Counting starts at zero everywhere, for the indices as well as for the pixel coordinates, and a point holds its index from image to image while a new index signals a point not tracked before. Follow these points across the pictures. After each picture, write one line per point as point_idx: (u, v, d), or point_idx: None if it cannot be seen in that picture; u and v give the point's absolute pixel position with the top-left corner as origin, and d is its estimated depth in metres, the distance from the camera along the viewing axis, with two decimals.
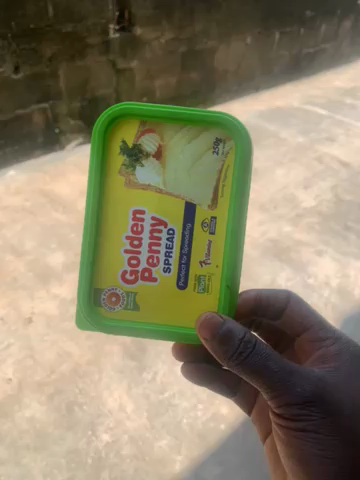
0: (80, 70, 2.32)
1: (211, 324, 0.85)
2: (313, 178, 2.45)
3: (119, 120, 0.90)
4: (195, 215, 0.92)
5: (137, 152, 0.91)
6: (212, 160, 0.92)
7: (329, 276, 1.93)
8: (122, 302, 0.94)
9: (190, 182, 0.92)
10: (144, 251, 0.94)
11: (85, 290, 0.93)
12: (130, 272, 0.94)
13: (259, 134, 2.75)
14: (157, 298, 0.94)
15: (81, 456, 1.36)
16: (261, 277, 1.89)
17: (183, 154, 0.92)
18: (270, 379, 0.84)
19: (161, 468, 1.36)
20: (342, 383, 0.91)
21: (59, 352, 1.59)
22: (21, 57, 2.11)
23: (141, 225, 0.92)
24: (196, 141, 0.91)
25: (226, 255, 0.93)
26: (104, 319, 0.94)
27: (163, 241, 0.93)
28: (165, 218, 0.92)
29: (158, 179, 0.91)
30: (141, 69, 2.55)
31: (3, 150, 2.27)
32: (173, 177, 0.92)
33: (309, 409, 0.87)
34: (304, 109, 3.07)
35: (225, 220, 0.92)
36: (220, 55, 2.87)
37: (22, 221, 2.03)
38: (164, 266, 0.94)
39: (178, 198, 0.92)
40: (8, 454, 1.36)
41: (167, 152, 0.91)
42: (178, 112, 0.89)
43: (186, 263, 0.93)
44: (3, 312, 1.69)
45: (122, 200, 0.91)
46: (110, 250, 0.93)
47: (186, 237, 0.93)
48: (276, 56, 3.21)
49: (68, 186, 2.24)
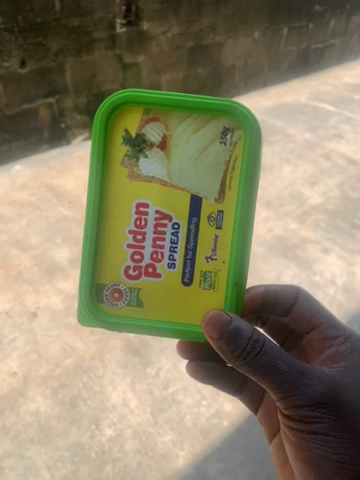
0: (87, 65, 2.31)
1: (218, 323, 0.85)
2: (320, 175, 2.43)
3: (122, 108, 0.89)
4: (201, 209, 0.92)
5: (140, 142, 0.90)
6: (218, 151, 0.91)
7: (335, 274, 1.93)
8: (125, 299, 0.94)
9: (195, 175, 0.91)
10: (148, 245, 0.94)
11: (87, 286, 0.93)
12: (133, 267, 0.94)
13: (266, 130, 2.73)
14: (161, 295, 0.94)
15: (85, 450, 1.37)
16: (266, 274, 1.88)
17: (189, 145, 0.91)
18: (278, 378, 0.84)
19: (164, 463, 1.37)
20: (353, 383, 0.90)
21: (64, 346, 1.60)
22: (28, 51, 2.11)
23: (145, 218, 0.92)
24: (202, 131, 0.91)
25: (232, 250, 0.92)
26: (107, 316, 0.94)
27: (168, 235, 0.93)
28: (170, 212, 0.92)
29: (162, 170, 0.91)
30: (149, 64, 2.54)
31: (9, 145, 2.27)
32: (178, 168, 0.91)
33: (320, 411, 0.86)
34: (312, 105, 3.04)
35: (232, 216, 0.92)
36: (226, 50, 2.85)
37: (27, 216, 2.04)
38: (169, 261, 0.94)
39: (183, 191, 0.91)
40: (12, 446, 1.37)
41: (171, 143, 0.91)
42: (184, 101, 0.88)
43: (192, 259, 0.93)
44: (8, 306, 1.70)
45: (125, 195, 0.91)
46: (113, 245, 0.93)
47: (191, 232, 0.93)
48: (284, 51, 3.19)
49: (74, 181, 2.24)
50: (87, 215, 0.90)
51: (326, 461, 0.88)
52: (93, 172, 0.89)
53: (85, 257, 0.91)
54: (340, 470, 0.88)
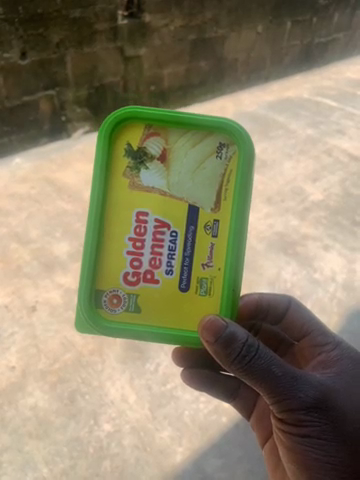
0: (88, 57, 2.29)
1: (213, 327, 0.83)
2: (321, 170, 2.42)
3: (126, 122, 0.90)
4: (198, 218, 0.92)
5: (142, 155, 0.91)
6: (215, 165, 0.92)
7: (335, 271, 1.92)
8: (124, 304, 0.93)
9: (193, 186, 0.92)
10: (147, 252, 0.92)
11: (86, 290, 0.91)
12: (132, 273, 0.92)
13: (268, 125, 2.72)
14: (159, 301, 0.93)
15: (83, 445, 1.37)
16: (266, 271, 1.87)
17: (187, 158, 0.92)
18: (272, 383, 0.83)
19: (162, 459, 1.37)
20: (345, 389, 0.90)
21: (63, 341, 1.60)
22: (28, 42, 2.09)
23: (144, 226, 0.91)
24: (199, 146, 0.92)
25: (228, 257, 0.92)
26: (105, 322, 0.92)
27: (166, 243, 0.92)
28: (169, 220, 0.92)
29: (162, 180, 0.91)
30: (150, 56, 2.51)
31: (9, 138, 2.25)
32: (177, 181, 0.91)
33: (313, 416, 0.86)
34: (315, 101, 3.03)
35: (227, 223, 0.92)
36: (229, 43, 2.82)
37: (27, 210, 2.03)
38: (166, 269, 0.92)
39: (181, 201, 0.91)
40: (10, 441, 1.37)
41: (171, 157, 0.91)
42: (185, 117, 0.90)
43: (189, 266, 0.92)
44: (7, 300, 1.69)
45: (125, 203, 0.91)
46: (113, 251, 0.91)
47: (188, 239, 0.92)
48: (287, 46, 3.15)
49: (74, 175, 2.23)
50: (88, 220, 0.89)
51: (318, 461, 0.88)
52: (95, 180, 0.89)
53: (85, 261, 0.90)
54: (333, 473, 0.87)
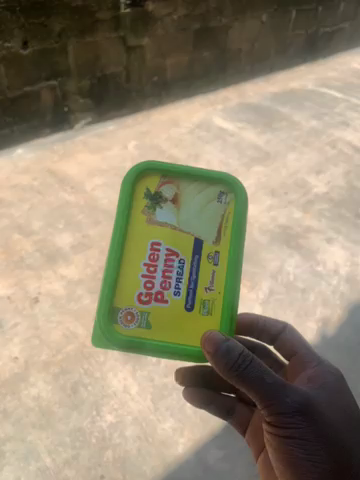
0: (90, 47, 2.26)
1: (215, 340, 0.90)
2: (325, 163, 2.41)
3: (146, 173, 1.09)
4: (202, 248, 1.07)
5: (158, 198, 1.08)
6: (216, 208, 1.10)
7: (338, 264, 1.92)
8: (138, 321, 1.02)
9: (198, 224, 1.08)
10: (158, 276, 1.04)
11: (105, 307, 1.00)
12: (145, 293, 1.03)
13: (272, 117, 2.70)
14: (168, 319, 1.03)
15: (86, 435, 1.38)
16: (269, 264, 1.87)
17: (193, 203, 1.10)
18: (265, 387, 0.87)
19: (164, 449, 1.39)
20: (328, 401, 0.95)
21: (66, 332, 1.60)
22: (30, 32, 2.05)
23: (157, 254, 1.05)
24: (203, 193, 1.11)
25: (226, 282, 1.06)
26: (121, 335, 1.00)
27: (175, 268, 1.05)
28: (178, 249, 1.06)
29: (173, 218, 1.07)
30: (153, 46, 2.48)
31: (11, 128, 2.24)
32: (186, 219, 1.08)
33: (302, 423, 0.90)
34: (319, 92, 3.00)
35: (224, 257, 1.07)
36: (233, 33, 2.76)
37: (30, 201, 2.02)
38: (175, 290, 1.04)
39: (188, 235, 1.07)
40: (13, 430, 1.38)
41: (181, 201, 1.09)
42: (193, 171, 1.10)
43: (194, 288, 1.05)
44: (10, 291, 1.69)
45: (143, 234, 1.05)
46: (130, 274, 1.03)
47: (193, 265, 1.06)
48: (292, 35, 3.09)
49: (76, 166, 2.23)
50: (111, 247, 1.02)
51: (302, 461, 0.91)
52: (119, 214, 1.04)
53: (106, 281, 1.01)
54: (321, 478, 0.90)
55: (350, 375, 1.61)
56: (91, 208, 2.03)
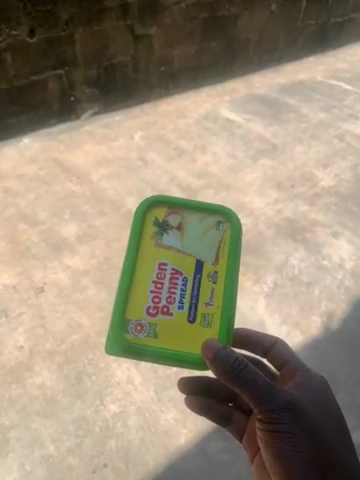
0: (97, 36, 2.24)
1: (213, 347, 0.94)
2: (333, 156, 2.38)
3: (154, 203, 1.12)
4: (203, 268, 1.09)
5: (164, 225, 1.11)
6: (216, 234, 1.13)
7: (344, 258, 1.91)
8: (146, 332, 1.01)
9: (200, 248, 1.10)
10: (164, 291, 1.05)
11: (117, 317, 1.01)
12: (153, 307, 1.03)
13: (280, 108, 2.67)
14: (174, 330, 1.02)
15: (89, 424, 1.40)
16: (274, 257, 1.86)
17: (195, 229, 1.12)
18: (255, 388, 0.89)
19: (167, 439, 1.40)
20: (320, 408, 0.97)
21: (70, 322, 1.61)
22: (37, 19, 2.04)
23: (164, 272, 1.06)
24: (204, 220, 1.14)
25: (224, 298, 1.06)
26: (129, 346, 0.99)
27: (180, 284, 1.06)
28: (182, 268, 1.07)
29: (178, 243, 1.10)
30: (160, 36, 2.45)
31: (17, 117, 2.23)
32: (189, 244, 1.10)
33: (293, 425, 0.92)
34: (328, 83, 2.97)
35: (224, 274, 1.08)
36: (242, 22, 2.73)
37: (36, 191, 2.03)
38: (179, 304, 1.05)
39: (190, 257, 1.09)
40: (18, 418, 1.40)
41: (185, 227, 1.12)
42: (196, 202, 1.14)
43: (195, 303, 1.05)
44: (15, 281, 1.71)
45: (151, 254, 1.07)
46: (139, 289, 1.04)
47: (195, 282, 1.07)
48: (302, 25, 3.05)
49: (83, 156, 2.22)
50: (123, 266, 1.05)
51: (293, 461, 0.92)
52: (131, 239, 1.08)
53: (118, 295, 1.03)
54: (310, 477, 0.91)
55: (352, 371, 1.61)
56: (96, 199, 2.02)
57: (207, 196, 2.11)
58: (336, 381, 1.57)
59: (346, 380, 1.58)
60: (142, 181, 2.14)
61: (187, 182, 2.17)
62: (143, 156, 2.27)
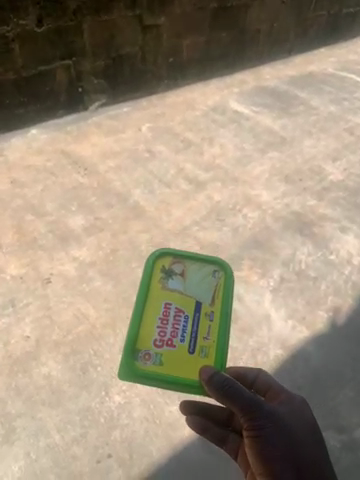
0: (105, 26, 2.23)
1: (208, 371, 1.02)
2: (342, 149, 2.36)
3: (161, 254, 1.28)
4: (201, 307, 1.20)
5: (169, 271, 1.25)
6: (213, 281, 1.26)
7: (352, 254, 1.88)
8: (153, 360, 1.12)
9: (199, 290, 1.23)
10: (169, 326, 1.16)
11: (128, 347, 1.12)
12: (159, 339, 1.14)
13: (289, 101, 2.65)
14: (177, 361, 1.12)
15: (94, 415, 1.41)
16: (281, 251, 1.85)
17: (196, 274, 1.26)
18: (241, 401, 0.96)
19: (172, 431, 1.40)
20: (301, 421, 1.01)
21: (76, 313, 1.62)
22: (45, 9, 2.02)
23: (169, 310, 1.18)
24: (202, 267, 1.28)
25: (219, 333, 1.18)
26: (138, 373, 1.10)
27: (183, 320, 1.17)
28: (184, 307, 1.19)
29: (180, 285, 1.23)
30: (169, 26, 2.43)
31: (25, 108, 2.23)
32: (190, 287, 1.23)
33: (276, 435, 0.96)
34: (339, 75, 2.93)
35: (219, 313, 1.21)
36: (252, 12, 2.71)
37: (43, 182, 2.03)
38: (181, 337, 1.15)
39: (191, 297, 1.21)
40: (24, 408, 1.40)
41: (186, 274, 1.26)
42: (195, 255, 1.30)
43: (195, 338, 1.16)
44: (22, 271, 1.71)
45: (158, 295, 1.20)
46: (148, 324, 1.16)
47: (195, 319, 1.18)
48: (314, 16, 3.03)
49: (90, 148, 2.22)
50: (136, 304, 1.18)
51: (275, 470, 0.95)
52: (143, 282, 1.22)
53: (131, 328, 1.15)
54: None
55: (357, 365, 1.56)
56: (104, 191, 2.02)
57: (214, 189, 2.10)
58: (342, 377, 1.52)
59: (353, 376, 1.52)
60: (149, 173, 2.13)
61: (195, 174, 2.16)
62: (151, 148, 2.26)
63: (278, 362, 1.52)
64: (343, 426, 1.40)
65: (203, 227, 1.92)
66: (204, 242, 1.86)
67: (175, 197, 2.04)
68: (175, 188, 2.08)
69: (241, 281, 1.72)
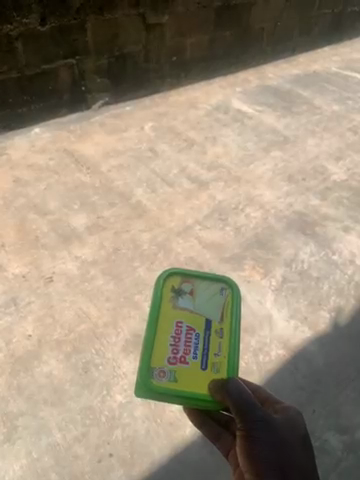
0: (109, 25, 2.22)
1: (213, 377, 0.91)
2: (346, 149, 2.35)
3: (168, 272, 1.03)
4: (211, 325, 0.99)
5: (177, 290, 1.01)
6: (221, 297, 1.03)
7: (354, 254, 1.87)
8: (166, 379, 0.92)
9: (208, 308, 1.01)
10: (180, 345, 0.96)
11: (141, 366, 0.92)
12: (172, 358, 0.94)
13: (292, 100, 2.64)
14: (192, 380, 0.93)
15: (96, 414, 1.38)
16: (284, 251, 1.85)
17: (204, 290, 1.03)
18: (233, 397, 0.85)
19: (173, 430, 1.37)
20: (296, 430, 0.86)
21: (78, 312, 1.61)
22: (48, 7, 2.02)
23: (179, 329, 0.97)
24: (209, 283, 1.04)
25: (233, 350, 0.97)
26: (152, 393, 0.90)
27: (194, 337, 0.97)
28: (194, 325, 0.98)
29: (189, 303, 1.00)
30: (173, 24, 2.43)
31: (29, 106, 2.23)
32: (202, 301, 1.01)
33: (268, 438, 0.83)
34: (343, 74, 2.92)
35: (233, 329, 0.99)
36: (256, 11, 2.71)
37: (46, 180, 2.03)
38: (194, 354, 0.96)
39: (201, 316, 0.99)
40: (26, 406, 1.38)
41: (194, 290, 1.03)
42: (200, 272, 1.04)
43: (207, 354, 0.96)
44: (25, 270, 1.72)
45: (167, 313, 0.98)
46: (159, 342, 0.95)
47: (206, 336, 0.98)
48: (317, 14, 3.06)
49: (93, 147, 2.22)
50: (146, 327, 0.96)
51: None
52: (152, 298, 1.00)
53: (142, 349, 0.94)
54: None
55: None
56: (106, 190, 2.02)
57: (217, 188, 2.09)
58: (344, 377, 1.50)
59: (355, 375, 1.51)
60: (152, 173, 2.13)
61: (197, 174, 2.15)
62: (154, 147, 2.26)
63: (280, 362, 1.50)
64: (345, 426, 1.38)
65: (205, 226, 1.92)
66: (206, 241, 1.86)
67: (177, 196, 2.04)
68: (178, 187, 2.08)
69: (244, 281, 1.72)
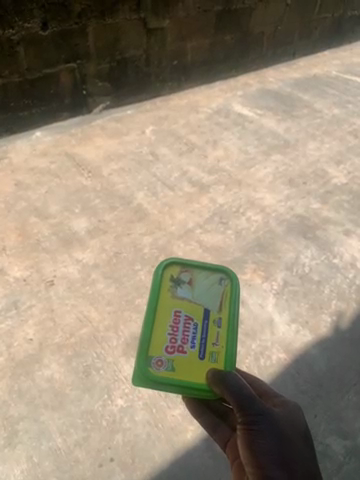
0: (110, 29, 2.23)
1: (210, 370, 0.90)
2: (346, 152, 2.35)
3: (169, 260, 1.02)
4: (210, 315, 0.98)
5: (176, 279, 1.00)
6: (221, 288, 1.02)
7: (355, 257, 1.87)
8: (164, 368, 0.90)
9: (207, 299, 1.00)
10: (179, 333, 0.94)
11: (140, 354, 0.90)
12: (170, 347, 0.93)
13: (293, 103, 2.65)
14: (190, 370, 0.91)
15: (97, 418, 1.38)
16: (285, 255, 1.84)
17: (203, 281, 1.02)
18: (234, 392, 0.83)
19: (173, 435, 1.37)
20: (297, 425, 0.87)
21: (79, 315, 1.61)
22: (49, 12, 2.03)
23: (178, 318, 0.96)
24: (209, 274, 1.02)
25: (230, 341, 0.96)
26: (150, 381, 0.88)
27: (193, 327, 0.96)
28: (193, 315, 0.97)
29: (188, 293, 0.99)
30: (174, 28, 2.44)
31: (30, 110, 2.23)
32: (200, 291, 1.00)
33: (270, 431, 0.82)
34: (343, 78, 2.93)
35: (231, 320, 0.98)
36: (257, 15, 2.73)
37: (47, 184, 2.03)
38: (192, 344, 0.94)
39: (199, 306, 0.98)
40: (26, 410, 1.37)
41: (194, 280, 1.01)
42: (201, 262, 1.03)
43: (205, 344, 0.95)
44: (26, 274, 1.71)
45: (167, 301, 0.97)
46: (158, 330, 0.94)
47: (204, 326, 0.96)
48: (317, 18, 3.09)
49: (94, 150, 2.22)
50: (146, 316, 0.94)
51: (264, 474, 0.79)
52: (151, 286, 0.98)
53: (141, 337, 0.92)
54: None
55: None
56: (107, 193, 2.03)
57: (218, 191, 2.09)
58: (345, 381, 1.49)
59: (356, 380, 1.50)
60: (153, 176, 2.13)
61: (198, 177, 2.16)
62: (154, 150, 2.27)
63: (281, 365, 1.50)
64: (347, 430, 1.37)
65: (206, 230, 1.92)
66: (207, 244, 1.86)
67: (178, 200, 2.04)
68: (178, 191, 2.08)
69: (245, 285, 1.72)
